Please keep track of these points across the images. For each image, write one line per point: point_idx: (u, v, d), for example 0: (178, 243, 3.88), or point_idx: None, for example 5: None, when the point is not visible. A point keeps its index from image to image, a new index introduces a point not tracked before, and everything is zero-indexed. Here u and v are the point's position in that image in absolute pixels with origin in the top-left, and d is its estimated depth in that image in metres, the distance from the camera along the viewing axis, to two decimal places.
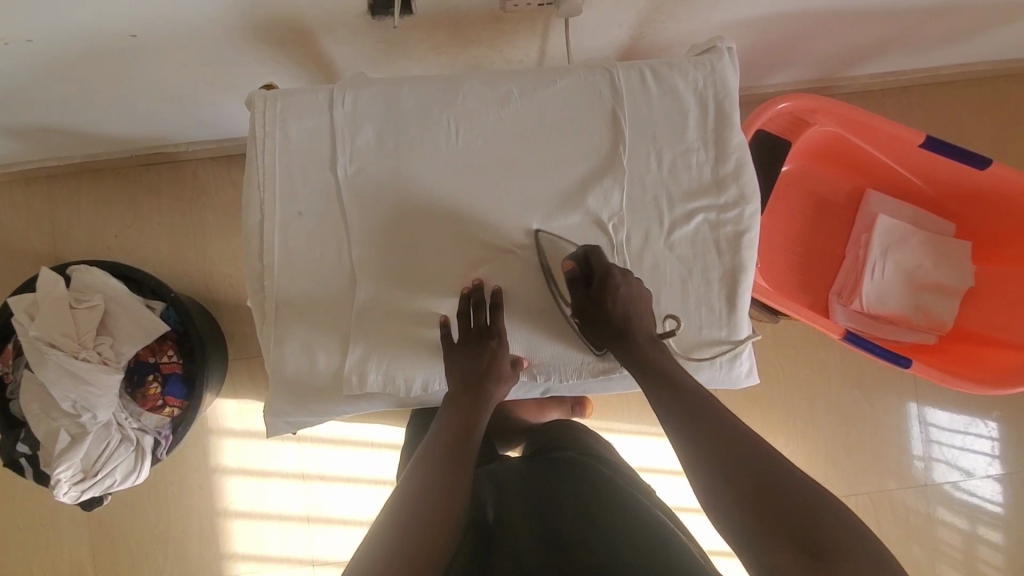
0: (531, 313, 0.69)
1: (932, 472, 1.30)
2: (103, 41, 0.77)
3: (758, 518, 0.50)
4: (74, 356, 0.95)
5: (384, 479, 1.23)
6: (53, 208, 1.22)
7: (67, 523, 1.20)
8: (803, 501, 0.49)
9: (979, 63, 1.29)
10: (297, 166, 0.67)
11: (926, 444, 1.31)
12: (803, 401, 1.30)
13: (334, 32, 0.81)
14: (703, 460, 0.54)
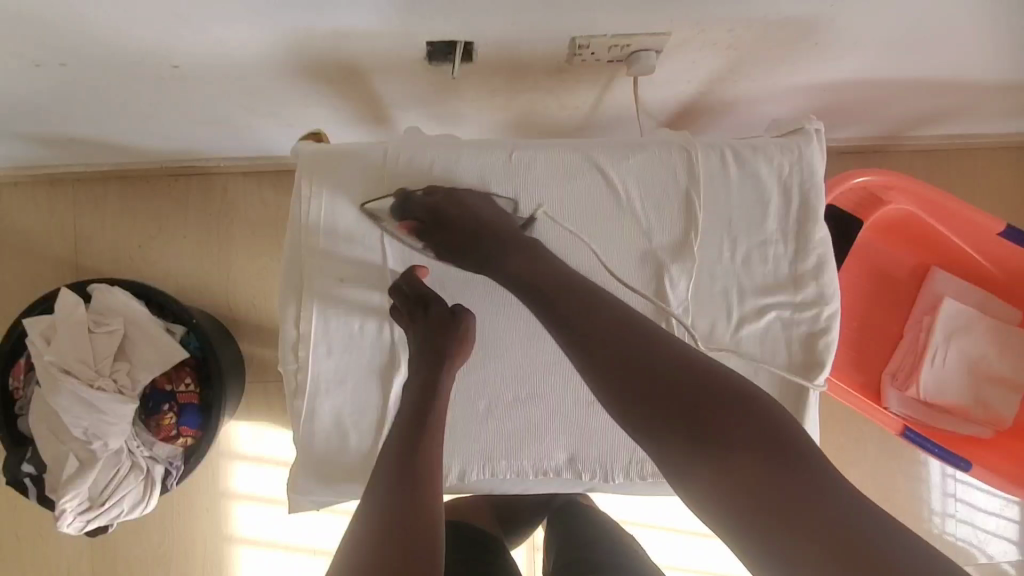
0: (582, 404, 0.64)
1: (975, 543, 1.23)
2: (142, 67, 0.73)
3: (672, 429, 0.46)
4: (88, 384, 0.92)
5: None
6: (76, 212, 1.19)
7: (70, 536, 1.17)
8: (755, 431, 0.45)
9: None
10: (342, 228, 0.62)
11: (970, 517, 1.23)
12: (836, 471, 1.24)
13: (386, 74, 0.76)
14: (620, 388, 0.49)
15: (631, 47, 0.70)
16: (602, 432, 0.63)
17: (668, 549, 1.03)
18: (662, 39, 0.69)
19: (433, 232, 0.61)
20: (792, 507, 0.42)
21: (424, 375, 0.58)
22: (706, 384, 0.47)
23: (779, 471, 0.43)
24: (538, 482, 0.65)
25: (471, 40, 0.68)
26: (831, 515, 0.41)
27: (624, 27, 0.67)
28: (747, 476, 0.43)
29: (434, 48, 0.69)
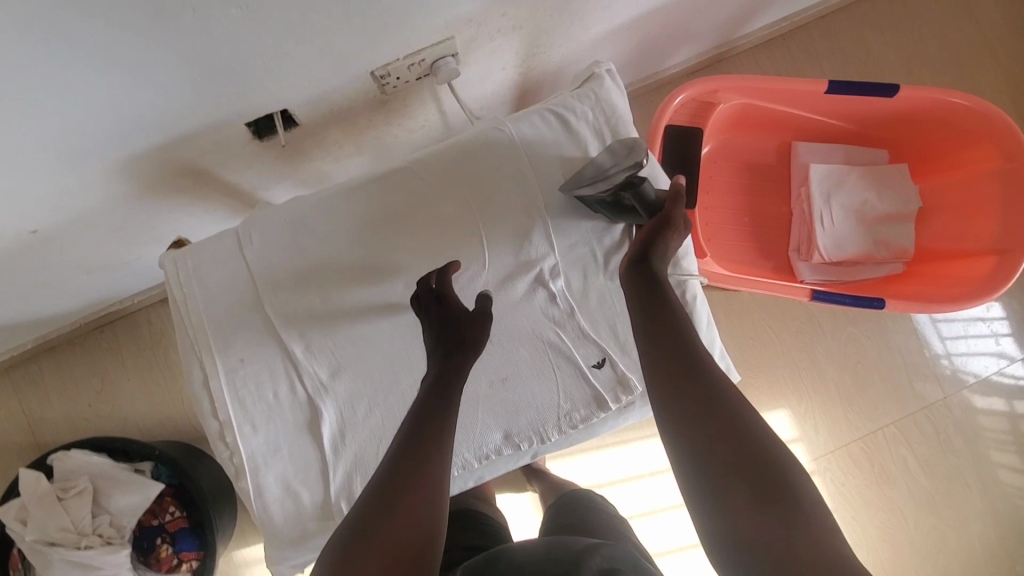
0: (499, 383, 0.67)
1: (971, 364, 1.31)
2: (5, 244, 0.76)
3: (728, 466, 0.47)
4: (76, 547, 0.94)
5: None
6: (20, 398, 1.21)
7: None
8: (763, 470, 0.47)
9: None
10: (225, 316, 0.66)
11: (958, 347, 1.31)
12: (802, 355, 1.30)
13: (230, 163, 0.80)
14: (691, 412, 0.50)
15: (429, 60, 0.76)
16: (525, 398, 0.67)
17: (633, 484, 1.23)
18: (450, 44, 0.74)
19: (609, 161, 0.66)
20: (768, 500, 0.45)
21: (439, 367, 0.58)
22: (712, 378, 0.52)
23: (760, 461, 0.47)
24: (488, 468, 0.69)
25: (284, 107, 0.73)
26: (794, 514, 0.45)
27: (411, 47, 0.72)
28: (724, 455, 0.48)
29: (255, 127, 0.75)
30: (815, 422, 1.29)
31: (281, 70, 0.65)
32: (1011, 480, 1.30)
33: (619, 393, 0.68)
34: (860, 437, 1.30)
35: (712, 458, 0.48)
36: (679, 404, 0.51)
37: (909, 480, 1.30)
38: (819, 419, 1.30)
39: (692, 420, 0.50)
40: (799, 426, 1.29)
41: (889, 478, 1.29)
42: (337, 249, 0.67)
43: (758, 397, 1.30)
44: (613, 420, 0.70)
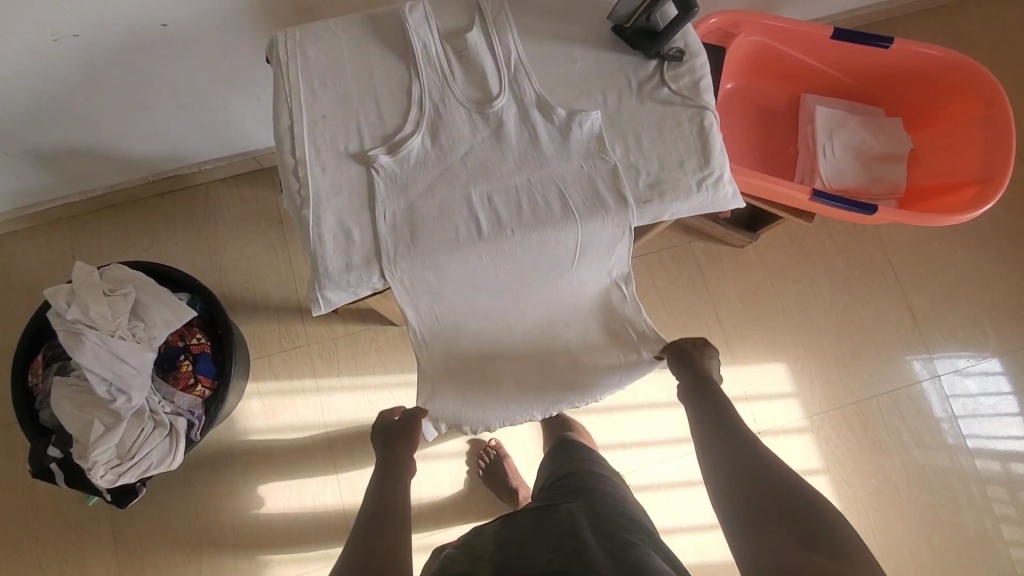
0: (545, 208, 0.76)
1: (960, 406, 1.36)
2: (136, 34, 0.91)
3: (758, 500, 0.70)
4: (109, 335, 0.98)
5: (440, 454, 1.26)
6: (75, 244, 1.31)
7: (103, 537, 1.20)
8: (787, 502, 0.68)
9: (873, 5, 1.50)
10: (317, 81, 0.78)
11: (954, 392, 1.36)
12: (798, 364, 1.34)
13: (331, 7, 0.96)
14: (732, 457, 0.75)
15: None
16: (576, 219, 0.76)
17: (625, 412, 1.29)
18: None
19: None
20: (794, 521, 0.67)
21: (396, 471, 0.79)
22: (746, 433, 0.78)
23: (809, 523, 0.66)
24: None
25: None
26: (807, 527, 0.66)
27: None
28: (759, 485, 0.71)
29: None
30: (811, 380, 1.35)
31: (457, 193, 0.76)
32: (995, 468, 1.33)
33: (639, 192, 0.77)
34: (855, 401, 1.34)
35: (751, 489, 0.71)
36: (740, 477, 0.73)
37: (899, 453, 1.33)
38: (815, 379, 1.35)
39: (731, 452, 0.76)
40: (795, 382, 1.35)
41: (880, 447, 1.33)
42: (435, 140, 0.78)
43: (758, 350, 1.36)
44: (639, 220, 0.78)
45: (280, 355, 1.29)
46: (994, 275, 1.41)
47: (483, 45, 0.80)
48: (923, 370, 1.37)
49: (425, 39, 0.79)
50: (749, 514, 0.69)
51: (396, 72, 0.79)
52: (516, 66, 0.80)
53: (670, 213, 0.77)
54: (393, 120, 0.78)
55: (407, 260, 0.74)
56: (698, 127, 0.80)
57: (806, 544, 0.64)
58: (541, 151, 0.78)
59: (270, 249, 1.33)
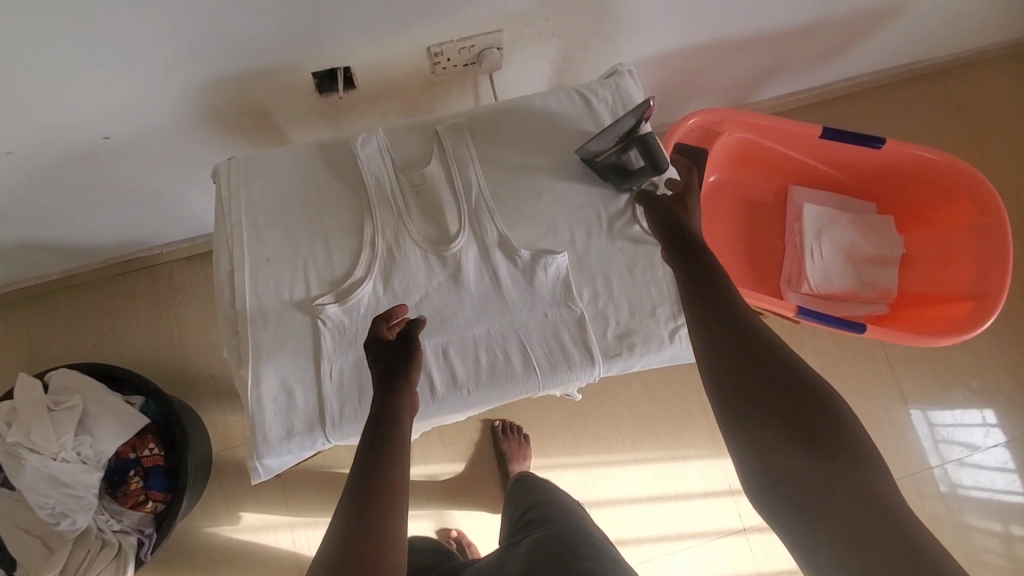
0: (507, 362, 0.71)
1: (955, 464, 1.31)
2: (78, 147, 0.85)
3: (777, 411, 0.48)
4: (52, 459, 0.93)
5: None
6: (30, 327, 1.25)
7: None
8: (808, 406, 0.47)
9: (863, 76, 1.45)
10: (261, 218, 0.73)
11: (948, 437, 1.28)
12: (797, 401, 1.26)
13: (289, 113, 0.91)
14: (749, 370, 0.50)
15: (477, 47, 0.88)
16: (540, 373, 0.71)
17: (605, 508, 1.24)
18: (497, 36, 0.87)
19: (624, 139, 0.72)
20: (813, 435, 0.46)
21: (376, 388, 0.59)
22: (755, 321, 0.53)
23: (818, 427, 0.47)
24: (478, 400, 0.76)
25: (346, 65, 0.84)
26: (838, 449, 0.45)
27: (464, 31, 0.84)
28: (780, 394, 0.48)
29: (320, 80, 0.85)
30: None
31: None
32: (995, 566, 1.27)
33: (607, 344, 0.72)
34: None
35: (770, 402, 0.48)
36: (759, 392, 0.49)
37: None
38: None
39: (742, 358, 0.51)
40: None
41: None
42: (388, 284, 0.72)
43: None
44: (609, 372, 0.73)
45: (245, 447, 1.24)
46: (990, 360, 1.36)
47: (442, 181, 0.74)
48: (920, 441, 1.32)
49: (378, 174, 0.74)
50: (764, 425, 0.48)
51: (347, 209, 0.74)
52: (478, 201, 0.75)
53: (641, 367, 0.72)
54: (343, 262, 0.73)
55: (354, 422, 0.69)
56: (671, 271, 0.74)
57: (807, 448, 0.46)
58: (502, 296, 0.73)
59: None
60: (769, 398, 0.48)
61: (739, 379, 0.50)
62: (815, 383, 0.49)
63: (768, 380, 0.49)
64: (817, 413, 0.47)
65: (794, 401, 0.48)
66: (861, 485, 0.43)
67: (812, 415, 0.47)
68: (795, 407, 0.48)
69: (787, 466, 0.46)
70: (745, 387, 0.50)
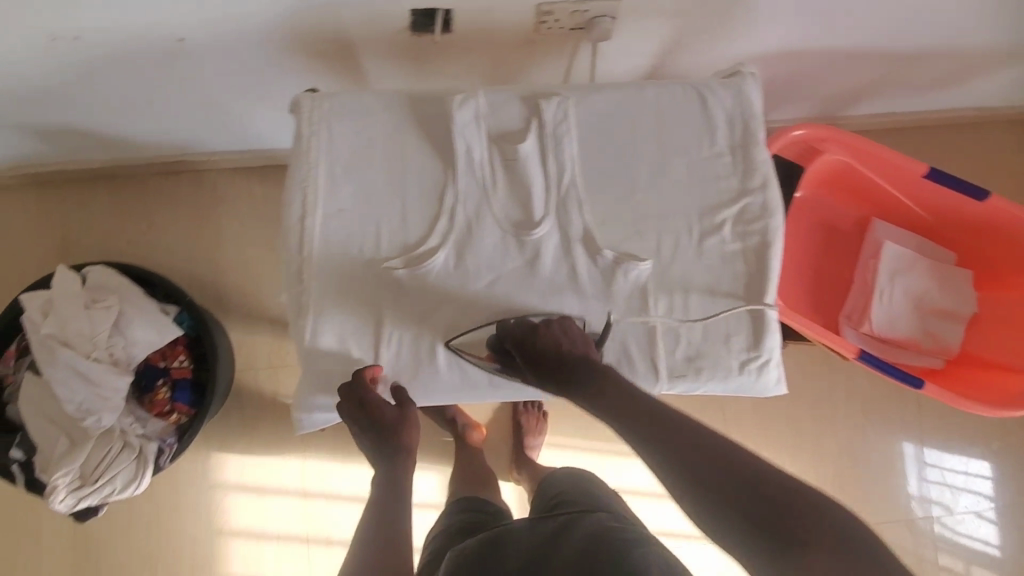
0: None
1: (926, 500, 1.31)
2: (150, 44, 0.79)
3: (728, 495, 0.50)
4: (85, 357, 0.93)
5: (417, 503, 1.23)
6: (67, 212, 1.22)
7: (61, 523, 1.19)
8: (750, 481, 0.49)
9: (972, 108, 1.33)
10: (340, 165, 0.69)
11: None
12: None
13: (374, 47, 0.84)
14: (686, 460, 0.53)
15: (590, 13, 0.80)
16: None
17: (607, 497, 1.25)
18: (616, 5, 0.79)
19: None
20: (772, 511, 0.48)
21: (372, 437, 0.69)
22: (669, 412, 0.57)
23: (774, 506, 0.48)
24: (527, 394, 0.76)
25: (448, 8, 0.77)
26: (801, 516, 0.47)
27: None
28: (722, 478, 0.51)
29: (416, 18, 0.78)
30: None
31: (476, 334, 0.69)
32: None
33: (674, 363, 0.70)
34: None
35: (718, 486, 0.50)
36: (698, 482, 0.51)
37: None
38: None
39: (671, 449, 0.54)
40: None
41: None
42: (461, 260, 0.69)
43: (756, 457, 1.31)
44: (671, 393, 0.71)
45: (266, 371, 1.24)
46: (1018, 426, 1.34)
47: (535, 162, 0.70)
48: (926, 490, 1.32)
49: (470, 142, 0.69)
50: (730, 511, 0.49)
51: (432, 172, 0.70)
52: (568, 188, 0.71)
53: (703, 392, 0.70)
54: (418, 227, 0.69)
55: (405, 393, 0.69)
56: (754, 301, 0.71)
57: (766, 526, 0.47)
58: (575, 294, 0.70)
59: (272, 256, 1.25)
60: (712, 488, 0.50)
61: (681, 474, 0.53)
62: (735, 447, 0.53)
63: (724, 486, 0.50)
64: (759, 485, 0.49)
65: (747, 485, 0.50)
66: (827, 530, 0.46)
67: (754, 485, 0.49)
68: (742, 486, 0.49)
69: (761, 544, 0.47)
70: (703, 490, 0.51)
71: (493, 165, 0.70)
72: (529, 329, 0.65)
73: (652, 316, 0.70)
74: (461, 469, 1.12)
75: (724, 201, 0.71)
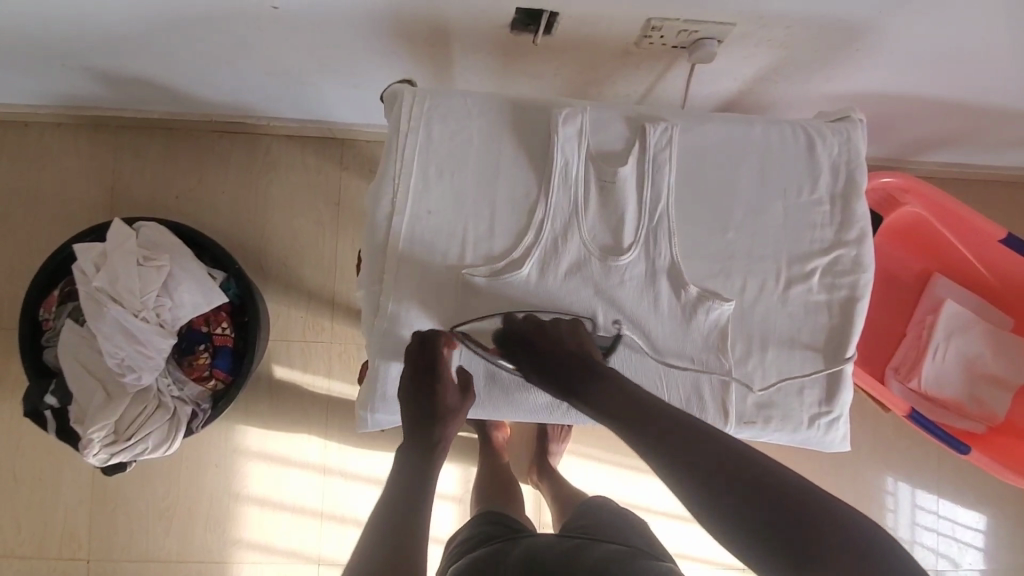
0: None
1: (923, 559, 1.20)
2: (242, 8, 0.76)
3: (728, 494, 0.49)
4: (133, 315, 0.92)
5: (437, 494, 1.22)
6: (117, 158, 1.20)
7: (81, 469, 1.19)
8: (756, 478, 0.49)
9: None
10: (433, 165, 0.67)
11: (994, 550, 1.21)
12: (871, 474, 1.22)
13: (469, 38, 0.81)
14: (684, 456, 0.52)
15: (697, 34, 0.77)
16: None
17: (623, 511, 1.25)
18: (728, 29, 0.76)
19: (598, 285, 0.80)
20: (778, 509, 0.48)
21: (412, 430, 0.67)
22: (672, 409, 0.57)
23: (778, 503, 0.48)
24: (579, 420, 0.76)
25: (555, 11, 0.74)
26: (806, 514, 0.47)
27: (697, 15, 0.74)
28: (726, 475, 0.50)
29: (518, 17, 0.75)
30: None
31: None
32: None
33: (743, 410, 0.69)
34: None
35: (720, 483, 0.50)
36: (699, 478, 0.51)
37: None
38: None
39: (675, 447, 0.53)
40: None
41: None
42: (546, 277, 0.68)
43: None
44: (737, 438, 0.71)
45: (299, 345, 1.23)
46: None
47: (631, 186, 0.68)
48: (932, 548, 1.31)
49: (569, 157, 0.67)
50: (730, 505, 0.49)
51: (524, 184, 0.68)
52: (660, 217, 0.68)
53: (770, 441, 0.70)
54: (505, 238, 0.68)
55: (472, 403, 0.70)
56: (831, 356, 0.70)
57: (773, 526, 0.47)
58: (654, 325, 0.69)
59: (319, 229, 1.23)
60: (714, 484, 0.50)
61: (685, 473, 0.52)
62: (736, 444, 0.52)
63: (729, 478, 0.50)
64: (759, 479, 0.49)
65: (775, 499, 0.48)
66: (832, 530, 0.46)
67: (757, 482, 0.49)
68: (742, 482, 0.49)
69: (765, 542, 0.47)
70: (718, 498, 0.50)
71: (588, 184, 0.68)
72: (535, 325, 0.65)
73: (726, 361, 0.69)
74: (487, 471, 1.13)
75: (814, 251, 0.70)
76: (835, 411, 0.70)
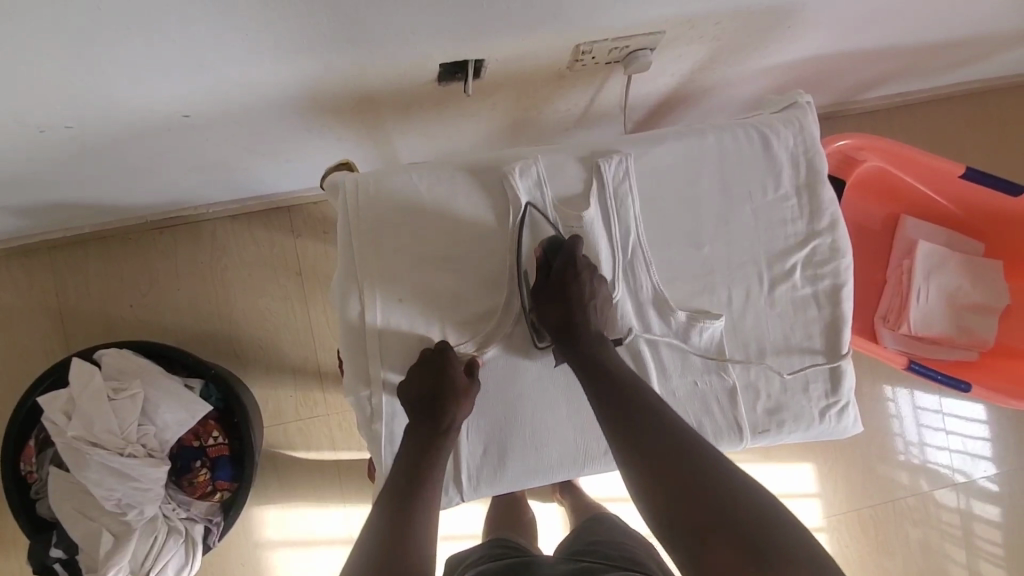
0: None
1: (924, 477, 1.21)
2: (151, 122, 0.72)
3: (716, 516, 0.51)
4: (118, 453, 0.88)
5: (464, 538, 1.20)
6: (58, 281, 1.14)
7: None
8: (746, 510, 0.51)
9: (994, 80, 1.29)
10: (393, 251, 0.64)
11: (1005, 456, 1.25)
12: (878, 413, 1.24)
13: (397, 98, 0.77)
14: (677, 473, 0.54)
15: (630, 47, 0.75)
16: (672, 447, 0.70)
17: None
18: (657, 38, 0.74)
19: (547, 270, 0.65)
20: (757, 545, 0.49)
21: (413, 450, 0.63)
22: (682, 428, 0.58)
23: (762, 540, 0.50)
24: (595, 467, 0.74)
25: (481, 58, 0.71)
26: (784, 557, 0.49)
27: (625, 31, 0.71)
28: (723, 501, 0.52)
29: (444, 69, 0.72)
30: (837, 480, 1.24)
31: (555, 415, 0.68)
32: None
33: (757, 420, 0.69)
34: (872, 504, 1.24)
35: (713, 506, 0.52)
36: (694, 495, 0.53)
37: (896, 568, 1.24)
38: (842, 480, 1.25)
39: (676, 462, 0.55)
40: (818, 483, 1.24)
41: (888, 550, 1.24)
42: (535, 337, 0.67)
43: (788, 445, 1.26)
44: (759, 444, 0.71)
45: (296, 424, 1.19)
46: None
47: (600, 227, 0.66)
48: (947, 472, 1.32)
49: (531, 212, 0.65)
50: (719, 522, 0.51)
51: (490, 249, 0.66)
52: (635, 249, 0.67)
53: (788, 442, 0.70)
54: (483, 307, 0.66)
55: (491, 483, 0.68)
56: (829, 345, 0.70)
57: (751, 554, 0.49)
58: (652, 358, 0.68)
59: (286, 302, 1.19)
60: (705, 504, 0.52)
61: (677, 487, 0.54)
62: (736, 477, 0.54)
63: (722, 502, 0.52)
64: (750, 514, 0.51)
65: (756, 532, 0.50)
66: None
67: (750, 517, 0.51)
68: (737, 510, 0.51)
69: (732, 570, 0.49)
70: (705, 514, 0.52)
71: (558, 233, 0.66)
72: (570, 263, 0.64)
73: (729, 376, 0.69)
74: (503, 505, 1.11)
75: (790, 246, 0.70)
76: (842, 398, 0.70)
